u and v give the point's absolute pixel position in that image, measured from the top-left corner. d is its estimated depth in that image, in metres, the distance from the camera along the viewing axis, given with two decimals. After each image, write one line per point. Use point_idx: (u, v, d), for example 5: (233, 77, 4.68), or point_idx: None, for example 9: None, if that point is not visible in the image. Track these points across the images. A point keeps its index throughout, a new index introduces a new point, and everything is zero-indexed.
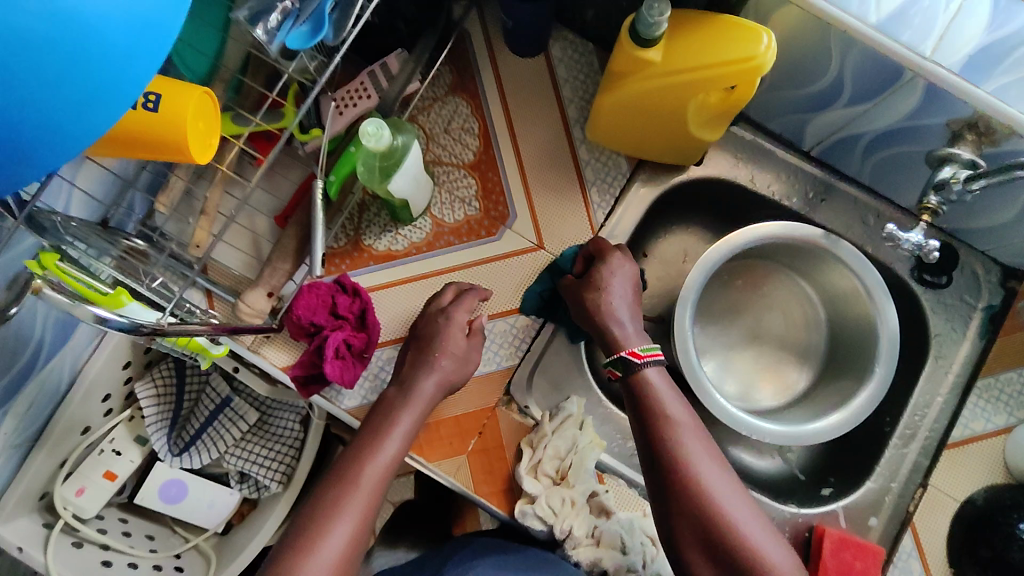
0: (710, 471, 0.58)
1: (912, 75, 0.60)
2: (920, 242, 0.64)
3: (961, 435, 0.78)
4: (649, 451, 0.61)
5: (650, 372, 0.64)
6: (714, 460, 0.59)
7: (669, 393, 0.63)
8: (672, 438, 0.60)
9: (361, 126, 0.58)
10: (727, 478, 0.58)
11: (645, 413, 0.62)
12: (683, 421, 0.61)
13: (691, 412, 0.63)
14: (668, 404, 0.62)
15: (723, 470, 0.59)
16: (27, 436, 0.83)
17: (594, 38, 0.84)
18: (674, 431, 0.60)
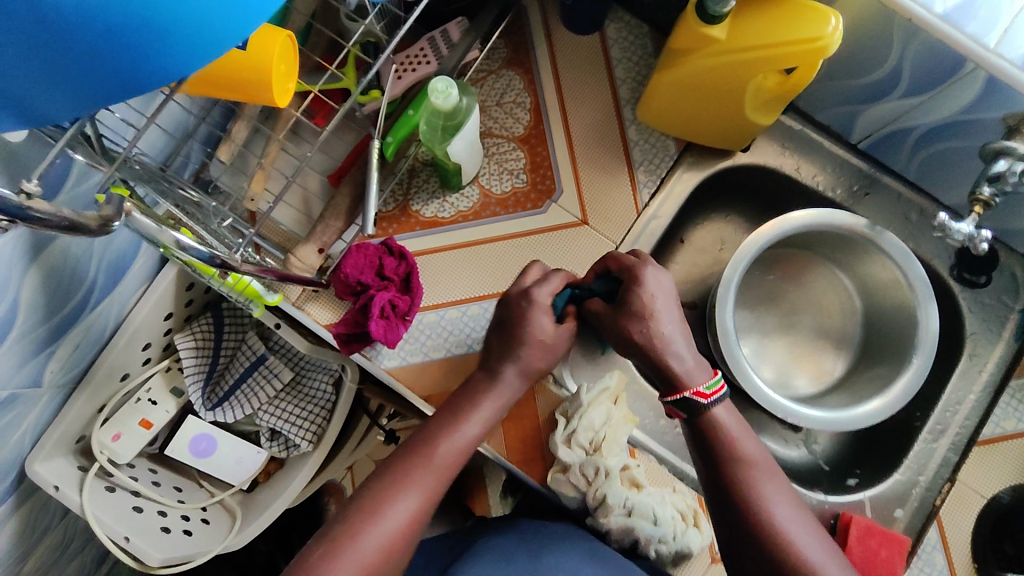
0: (793, 522, 0.57)
1: (974, 66, 0.61)
2: (971, 233, 0.65)
3: (992, 433, 0.78)
4: (723, 496, 0.60)
5: (714, 411, 0.62)
6: (795, 510, 0.58)
7: (740, 431, 0.62)
8: (749, 482, 0.59)
9: (430, 84, 0.61)
10: (805, 523, 0.58)
11: (712, 450, 0.62)
12: (756, 460, 0.60)
13: (766, 456, 0.61)
14: (738, 440, 0.61)
15: (803, 517, 0.58)
16: (69, 378, 0.85)
17: (649, 20, 0.85)
18: (747, 470, 0.60)
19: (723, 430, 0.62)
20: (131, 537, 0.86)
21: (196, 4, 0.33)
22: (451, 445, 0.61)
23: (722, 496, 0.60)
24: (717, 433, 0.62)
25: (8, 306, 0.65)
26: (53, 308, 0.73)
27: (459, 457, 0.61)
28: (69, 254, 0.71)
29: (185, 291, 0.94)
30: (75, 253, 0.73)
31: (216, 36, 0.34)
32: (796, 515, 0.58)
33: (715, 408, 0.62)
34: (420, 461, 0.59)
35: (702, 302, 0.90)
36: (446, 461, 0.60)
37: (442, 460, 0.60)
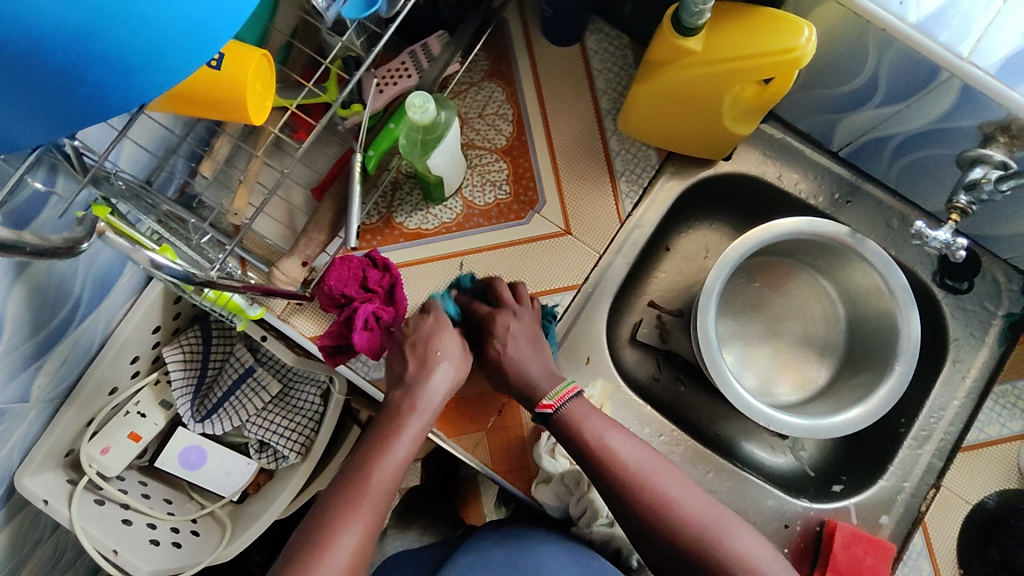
0: (674, 490, 0.63)
1: (948, 75, 0.62)
2: (948, 240, 0.65)
3: (976, 439, 0.78)
4: (603, 486, 0.65)
5: (570, 413, 0.68)
6: (667, 477, 0.64)
7: (596, 424, 0.67)
8: (621, 469, 0.64)
9: (407, 99, 0.61)
10: (685, 487, 0.64)
11: (577, 447, 0.66)
12: (635, 457, 0.65)
13: (630, 437, 0.67)
14: (608, 439, 0.66)
15: (684, 484, 0.64)
16: (57, 393, 0.85)
17: (629, 31, 0.86)
18: (620, 465, 0.64)
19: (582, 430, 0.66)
20: (120, 550, 0.87)
21: (150, 31, 0.34)
22: (384, 468, 0.62)
23: (611, 495, 0.64)
24: (580, 434, 0.66)
25: None
26: (39, 322, 0.74)
27: (390, 482, 0.62)
28: (54, 269, 0.72)
29: (172, 304, 0.94)
30: (60, 268, 0.73)
31: (161, 55, 0.35)
32: (675, 482, 0.64)
33: (565, 408, 0.68)
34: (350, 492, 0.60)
35: (687, 310, 0.91)
36: (379, 489, 0.61)
37: (373, 486, 0.61)
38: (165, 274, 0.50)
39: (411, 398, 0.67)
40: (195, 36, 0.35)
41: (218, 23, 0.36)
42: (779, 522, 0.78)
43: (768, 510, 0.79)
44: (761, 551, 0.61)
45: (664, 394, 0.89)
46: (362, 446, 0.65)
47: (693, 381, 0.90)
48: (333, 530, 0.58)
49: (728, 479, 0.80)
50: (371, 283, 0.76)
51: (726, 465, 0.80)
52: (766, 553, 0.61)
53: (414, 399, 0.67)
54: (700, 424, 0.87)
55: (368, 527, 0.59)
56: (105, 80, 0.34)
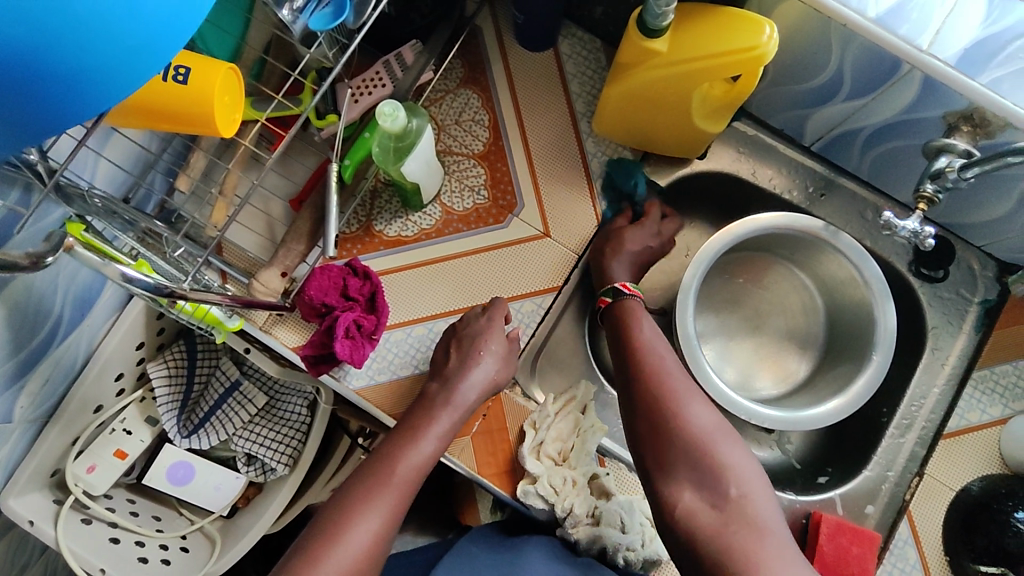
0: (685, 392, 0.62)
1: (909, 67, 0.63)
2: (916, 229, 0.66)
3: (958, 425, 0.78)
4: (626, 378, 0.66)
5: (627, 305, 0.73)
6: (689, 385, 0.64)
7: (649, 325, 0.70)
8: (648, 360, 0.66)
9: (378, 108, 0.62)
10: (703, 401, 0.62)
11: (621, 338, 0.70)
12: (664, 357, 0.66)
13: (671, 351, 0.68)
14: (649, 338, 0.68)
15: (702, 398, 0.63)
16: (41, 413, 0.85)
17: (601, 34, 0.87)
18: (648, 357, 0.66)
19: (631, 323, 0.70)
20: (107, 568, 0.86)
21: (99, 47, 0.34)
22: (407, 463, 0.67)
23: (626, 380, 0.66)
24: (632, 324, 0.70)
25: None
26: (20, 343, 0.74)
27: (414, 474, 0.67)
28: (34, 288, 0.72)
29: (156, 320, 0.94)
30: (40, 287, 0.73)
31: (111, 70, 0.35)
32: (695, 392, 0.63)
33: (631, 298, 0.73)
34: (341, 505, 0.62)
35: (670, 309, 0.91)
36: (402, 479, 0.66)
37: (397, 474, 0.66)
38: (137, 287, 0.50)
39: (447, 394, 0.72)
40: (144, 49, 0.36)
41: (165, 36, 0.37)
42: None
43: None
44: (753, 472, 0.58)
45: None
46: (387, 440, 0.70)
47: None
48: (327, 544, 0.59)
49: None
50: (353, 294, 0.78)
51: None
52: (759, 478, 0.57)
53: (449, 394, 0.72)
54: None
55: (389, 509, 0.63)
56: (55, 95, 0.34)
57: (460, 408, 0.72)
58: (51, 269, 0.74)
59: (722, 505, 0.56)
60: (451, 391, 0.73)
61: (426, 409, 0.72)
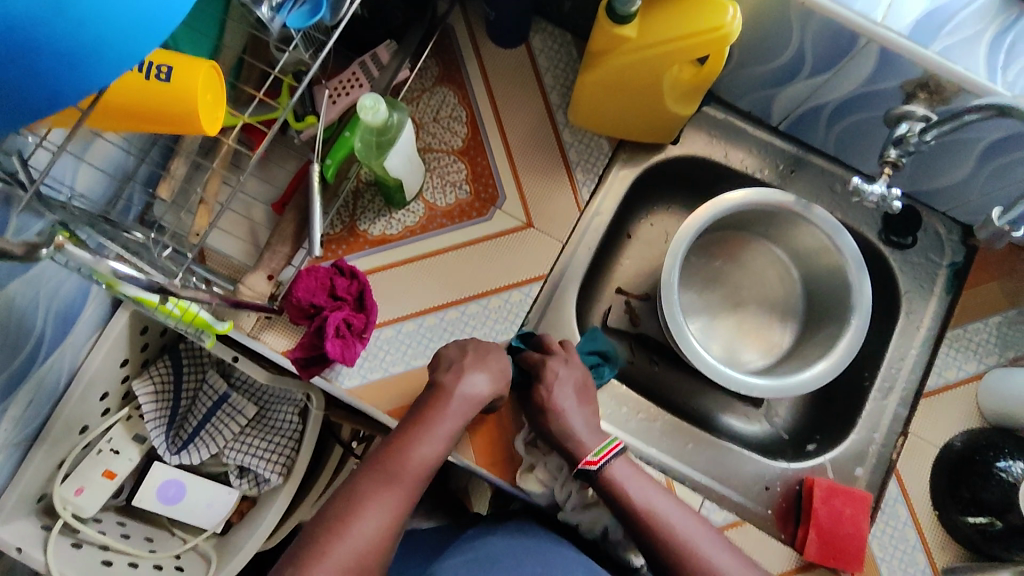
0: (716, 555, 0.63)
1: (866, 41, 0.66)
2: (883, 193, 0.69)
3: (936, 384, 0.82)
4: (645, 542, 0.65)
5: (614, 470, 0.68)
6: (709, 537, 0.65)
7: (643, 487, 0.67)
8: (666, 530, 0.65)
9: (359, 102, 0.62)
10: (734, 559, 0.64)
11: (621, 507, 0.67)
12: (667, 507, 0.66)
13: (673, 498, 0.68)
14: (651, 499, 0.66)
15: (726, 548, 0.64)
16: (25, 436, 0.83)
17: (571, 28, 0.90)
18: (666, 528, 0.65)
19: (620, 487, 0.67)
20: None
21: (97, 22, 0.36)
22: (420, 453, 0.66)
23: (649, 554, 0.65)
24: (625, 496, 0.67)
25: None
26: (2, 362, 0.73)
27: (424, 469, 0.66)
28: (14, 306, 0.71)
29: (139, 336, 0.93)
30: (20, 304, 0.72)
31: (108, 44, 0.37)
32: (718, 546, 0.64)
33: (608, 467, 0.68)
34: (377, 487, 0.63)
35: (653, 293, 0.94)
36: (413, 474, 0.65)
37: (410, 468, 0.65)
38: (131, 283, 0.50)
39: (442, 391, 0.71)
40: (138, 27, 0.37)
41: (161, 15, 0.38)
42: (759, 485, 0.81)
43: (748, 474, 0.81)
44: None
45: (639, 375, 0.92)
46: (398, 431, 0.69)
47: (666, 360, 0.93)
48: (335, 537, 0.59)
49: (706, 448, 0.82)
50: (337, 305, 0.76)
51: (704, 436, 0.82)
52: None
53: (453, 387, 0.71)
54: (675, 402, 0.90)
55: (398, 503, 0.63)
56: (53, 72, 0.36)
57: (463, 402, 0.71)
58: (30, 286, 0.73)
59: None
60: (446, 379, 0.73)
61: (437, 401, 0.71)
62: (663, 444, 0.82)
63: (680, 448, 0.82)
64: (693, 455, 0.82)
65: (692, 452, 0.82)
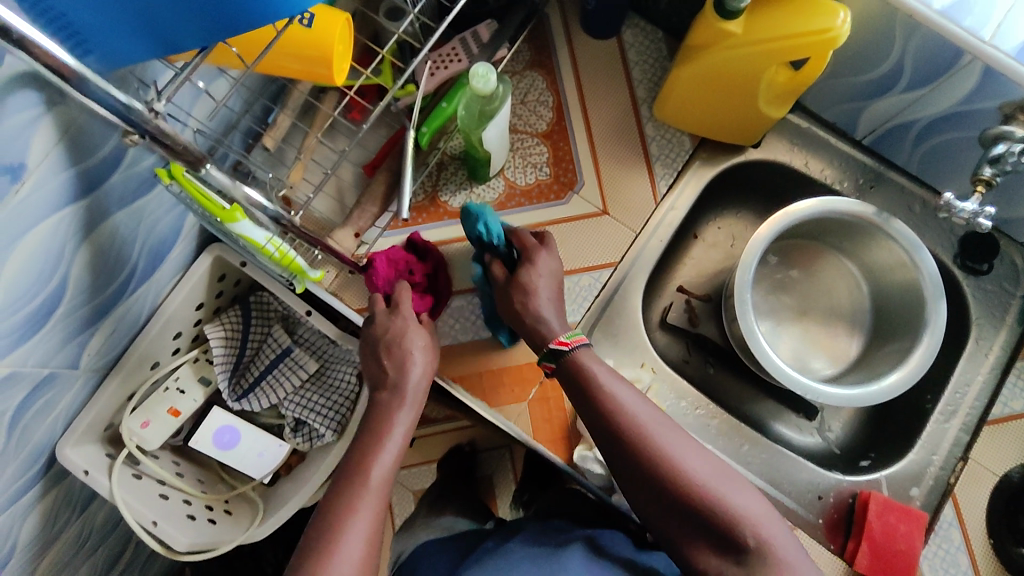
0: (674, 443, 0.63)
1: (971, 58, 0.67)
2: (974, 211, 0.70)
3: (1002, 414, 0.81)
4: (602, 427, 0.65)
5: (581, 356, 0.69)
6: (667, 428, 0.65)
7: (607, 375, 0.67)
8: (621, 415, 0.65)
9: (472, 69, 0.65)
10: (694, 450, 0.63)
11: (583, 390, 0.67)
12: (629, 397, 0.66)
13: (638, 395, 0.67)
14: (611, 386, 0.67)
15: (691, 445, 0.64)
16: (104, 363, 0.87)
17: (663, 26, 0.91)
18: (622, 412, 0.65)
19: (585, 371, 0.68)
20: (159, 521, 0.87)
21: None
22: (382, 462, 0.65)
23: (607, 439, 0.65)
24: (589, 379, 0.67)
25: (58, 281, 0.68)
26: (98, 287, 0.76)
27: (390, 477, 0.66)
28: (116, 234, 0.75)
29: (216, 282, 0.96)
30: (122, 234, 0.76)
31: None
32: (681, 440, 0.64)
33: (574, 353, 0.69)
34: (356, 489, 0.63)
35: (715, 295, 0.94)
36: (379, 482, 0.64)
37: (375, 478, 0.64)
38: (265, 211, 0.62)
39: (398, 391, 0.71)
40: None
41: None
42: (812, 494, 0.80)
43: (802, 482, 0.81)
44: (763, 512, 0.60)
45: (693, 374, 0.92)
46: (359, 442, 0.68)
47: (722, 364, 0.92)
48: (332, 543, 0.58)
49: (762, 451, 0.82)
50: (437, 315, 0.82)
51: (760, 438, 0.82)
52: (766, 510, 0.60)
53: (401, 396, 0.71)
54: (729, 406, 0.90)
55: (377, 510, 0.63)
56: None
57: (411, 394, 0.71)
58: (133, 217, 0.76)
59: (741, 554, 0.57)
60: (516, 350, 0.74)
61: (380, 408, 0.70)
62: (717, 442, 0.82)
63: (735, 447, 0.82)
64: (747, 457, 0.82)
65: (747, 453, 0.82)
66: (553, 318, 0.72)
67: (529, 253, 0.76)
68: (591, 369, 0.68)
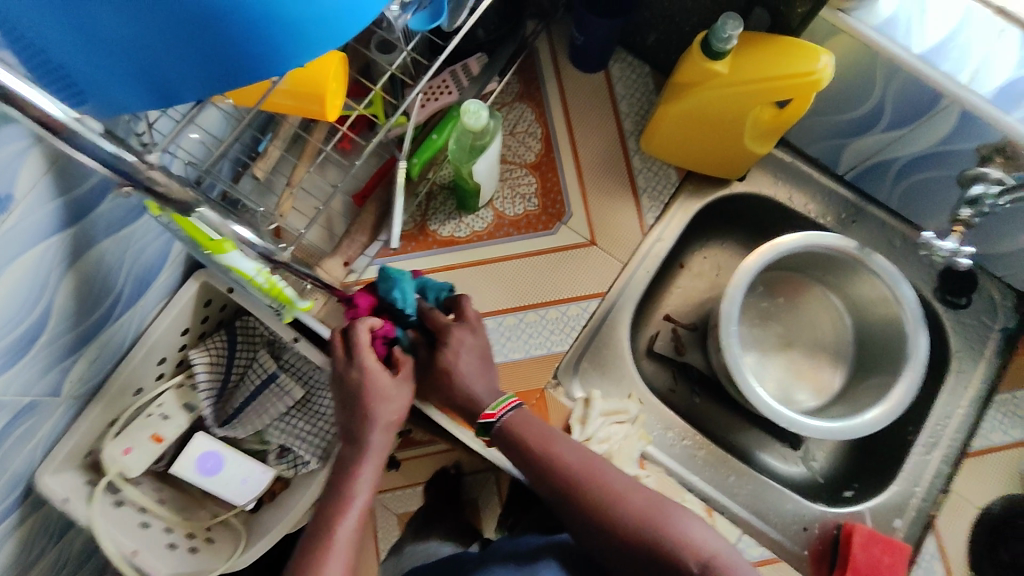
0: (611, 480, 0.66)
1: (949, 101, 0.68)
2: (953, 250, 0.72)
3: (981, 446, 0.82)
4: (543, 478, 0.68)
5: (511, 424, 0.71)
6: (604, 468, 0.68)
7: (539, 429, 0.71)
8: (557, 463, 0.68)
9: (463, 105, 0.66)
10: (632, 485, 0.66)
11: (517, 449, 0.70)
12: (562, 445, 0.69)
13: (574, 445, 0.70)
14: (542, 437, 0.70)
15: (630, 481, 0.67)
16: (86, 390, 0.86)
17: (650, 61, 0.93)
18: (557, 462, 0.68)
19: (517, 431, 0.70)
20: (139, 550, 0.86)
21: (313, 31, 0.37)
22: (345, 526, 0.63)
23: (551, 492, 0.68)
24: (522, 440, 0.70)
25: (41, 310, 0.68)
26: (82, 315, 0.76)
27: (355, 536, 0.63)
28: (102, 262, 0.74)
29: (202, 308, 0.95)
30: (108, 261, 0.75)
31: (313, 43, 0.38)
32: (623, 480, 0.67)
33: (502, 420, 0.71)
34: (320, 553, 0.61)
35: (701, 324, 0.95)
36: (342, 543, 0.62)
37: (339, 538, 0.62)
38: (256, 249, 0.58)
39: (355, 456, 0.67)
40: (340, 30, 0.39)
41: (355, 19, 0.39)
42: (797, 525, 0.81)
43: (787, 513, 0.81)
44: (710, 535, 0.61)
45: (680, 404, 0.92)
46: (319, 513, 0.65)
47: (708, 393, 0.93)
48: None
49: (748, 482, 0.83)
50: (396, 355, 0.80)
51: (746, 469, 0.83)
52: (711, 534, 0.62)
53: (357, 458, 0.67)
54: (715, 435, 0.91)
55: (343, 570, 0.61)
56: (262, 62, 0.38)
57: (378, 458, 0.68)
58: (120, 245, 0.76)
59: None
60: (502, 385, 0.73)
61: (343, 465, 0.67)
62: (703, 473, 0.83)
63: (721, 478, 0.83)
64: (733, 488, 0.83)
65: (733, 484, 0.82)
66: (479, 392, 0.73)
67: (442, 331, 0.73)
68: (523, 429, 0.70)
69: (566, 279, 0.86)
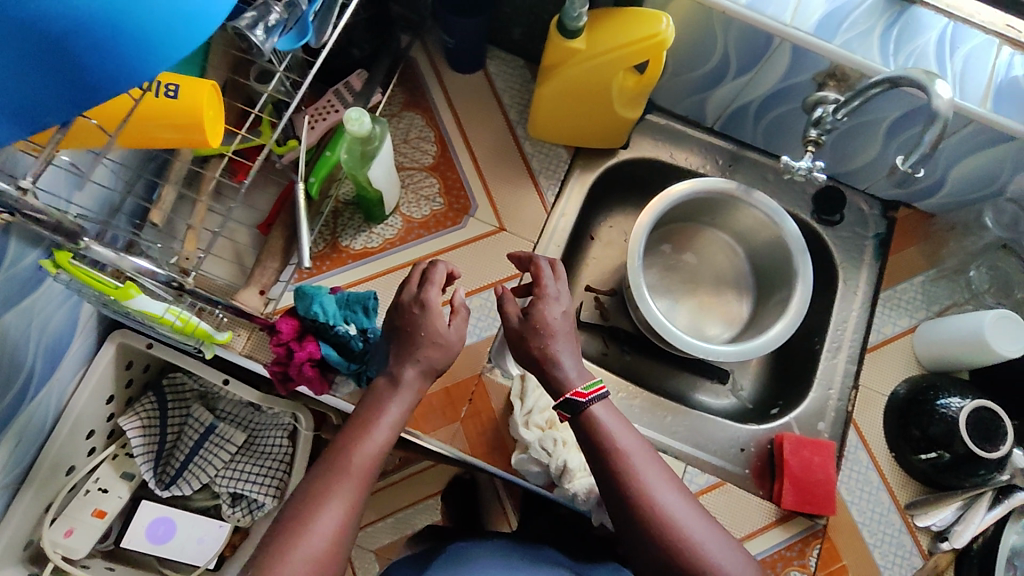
0: (677, 508, 0.59)
1: (780, 41, 0.77)
2: (809, 167, 0.80)
3: (878, 340, 0.91)
4: (609, 486, 0.61)
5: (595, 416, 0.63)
6: (675, 491, 0.60)
7: (620, 430, 0.62)
8: (631, 476, 0.60)
9: (345, 115, 0.69)
10: (700, 515, 0.59)
11: (592, 445, 0.62)
12: (636, 452, 0.62)
13: (654, 457, 0.62)
14: (619, 438, 0.62)
15: (699, 512, 0.60)
16: (13, 477, 0.82)
17: (522, 54, 0.99)
18: (632, 472, 0.60)
19: (596, 426, 0.63)
20: None
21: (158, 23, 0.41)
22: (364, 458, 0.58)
23: (608, 490, 0.61)
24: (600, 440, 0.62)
25: None
26: None
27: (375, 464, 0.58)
28: (7, 337, 0.72)
29: (124, 371, 0.93)
30: (14, 336, 0.73)
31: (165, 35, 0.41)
32: (687, 506, 0.59)
33: (591, 406, 0.63)
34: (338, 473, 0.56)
35: (619, 289, 1.01)
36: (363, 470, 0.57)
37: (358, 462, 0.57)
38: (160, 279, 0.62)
39: None
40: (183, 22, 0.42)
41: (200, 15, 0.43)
42: (736, 447, 0.87)
43: (724, 439, 0.87)
44: None
45: (613, 364, 0.97)
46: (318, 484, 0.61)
47: (636, 349, 0.98)
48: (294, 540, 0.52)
49: (685, 418, 0.88)
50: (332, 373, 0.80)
51: (680, 407, 0.89)
52: None
53: None
54: (649, 385, 0.96)
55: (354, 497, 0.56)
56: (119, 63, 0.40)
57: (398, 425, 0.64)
58: (23, 317, 0.74)
59: None
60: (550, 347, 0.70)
61: None
62: (642, 419, 0.88)
63: (660, 420, 0.88)
64: (673, 427, 0.88)
65: (671, 423, 0.88)
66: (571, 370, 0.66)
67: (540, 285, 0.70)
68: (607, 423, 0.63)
69: (483, 266, 0.90)
